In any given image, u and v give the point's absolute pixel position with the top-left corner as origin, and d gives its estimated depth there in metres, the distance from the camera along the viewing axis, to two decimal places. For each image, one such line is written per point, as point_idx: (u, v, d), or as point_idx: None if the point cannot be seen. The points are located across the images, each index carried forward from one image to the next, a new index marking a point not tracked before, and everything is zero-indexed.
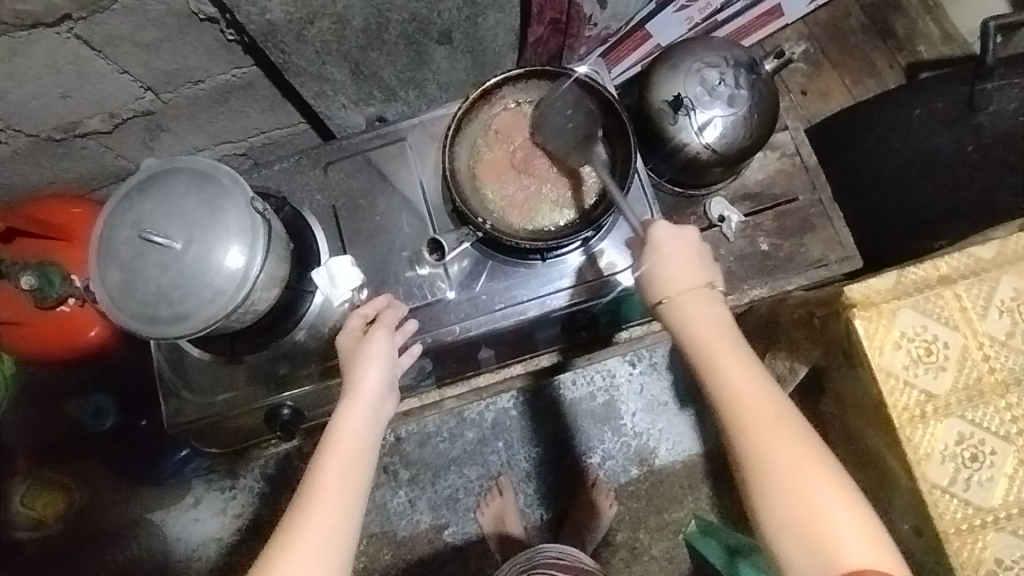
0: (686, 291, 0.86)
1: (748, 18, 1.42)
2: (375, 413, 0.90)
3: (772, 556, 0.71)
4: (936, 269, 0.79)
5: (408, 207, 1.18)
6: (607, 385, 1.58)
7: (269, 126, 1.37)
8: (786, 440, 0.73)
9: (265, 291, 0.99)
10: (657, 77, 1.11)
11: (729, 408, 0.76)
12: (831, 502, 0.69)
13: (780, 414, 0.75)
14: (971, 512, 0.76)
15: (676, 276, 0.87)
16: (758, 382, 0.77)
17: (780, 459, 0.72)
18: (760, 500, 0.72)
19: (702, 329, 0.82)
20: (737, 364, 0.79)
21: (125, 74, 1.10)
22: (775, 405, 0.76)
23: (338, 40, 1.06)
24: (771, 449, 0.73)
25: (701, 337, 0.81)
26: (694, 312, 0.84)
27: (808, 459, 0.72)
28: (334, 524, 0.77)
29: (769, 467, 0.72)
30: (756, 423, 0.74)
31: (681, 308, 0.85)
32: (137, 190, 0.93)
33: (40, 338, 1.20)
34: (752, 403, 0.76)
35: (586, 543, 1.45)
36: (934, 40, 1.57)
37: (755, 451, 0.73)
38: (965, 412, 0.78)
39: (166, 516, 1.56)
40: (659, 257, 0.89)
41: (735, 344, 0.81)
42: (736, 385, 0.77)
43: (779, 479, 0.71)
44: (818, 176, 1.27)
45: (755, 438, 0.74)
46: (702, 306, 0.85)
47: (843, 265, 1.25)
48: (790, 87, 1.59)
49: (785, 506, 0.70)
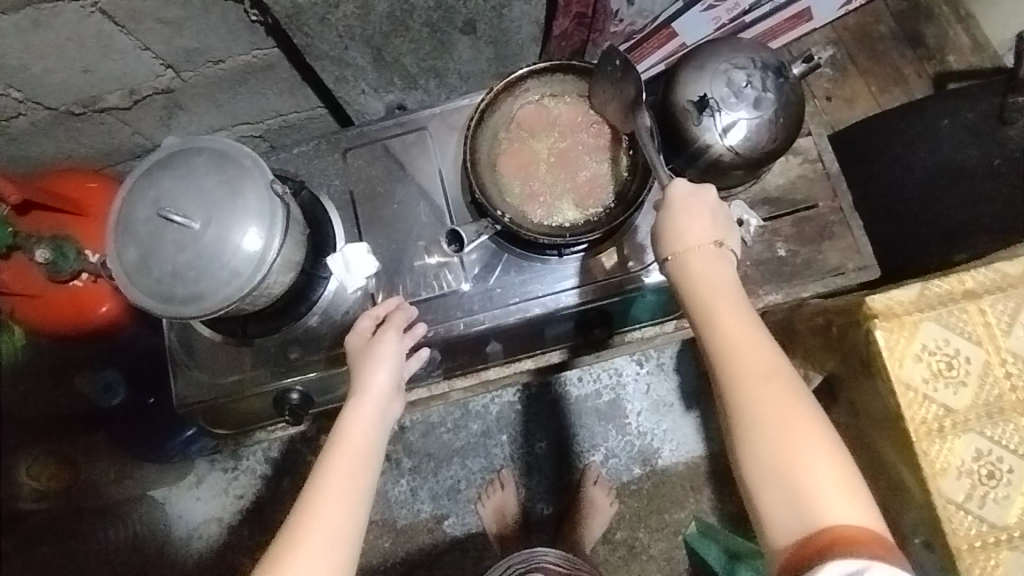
0: (690, 244, 0.84)
1: (777, 20, 1.40)
2: (383, 412, 0.91)
3: (752, 509, 0.71)
4: (961, 283, 0.78)
5: (426, 197, 1.18)
6: (613, 384, 1.58)
7: (287, 109, 1.36)
8: (776, 394, 0.72)
9: (280, 274, 0.98)
10: (684, 75, 1.11)
11: (723, 359, 0.76)
12: (815, 460, 0.69)
13: (775, 370, 0.74)
14: (986, 529, 0.76)
15: (685, 229, 0.85)
16: (755, 337, 0.76)
17: (769, 413, 0.72)
18: (743, 451, 0.72)
19: (704, 282, 0.82)
20: (736, 318, 0.78)
21: (147, 51, 1.10)
22: (772, 359, 0.75)
23: (362, 25, 1.05)
24: (761, 403, 0.72)
25: (702, 290, 0.81)
26: (697, 264, 0.83)
27: (798, 415, 0.71)
28: (338, 522, 0.77)
29: (756, 420, 0.72)
30: (748, 375, 0.74)
31: (686, 264, 0.84)
32: (158, 167, 0.93)
33: (52, 312, 1.20)
34: (746, 355, 0.75)
35: (580, 523, 1.47)
36: (964, 51, 1.55)
37: (745, 404, 0.73)
38: (984, 428, 0.77)
39: (168, 494, 1.56)
40: (667, 213, 0.87)
41: (737, 298, 0.80)
42: (733, 337, 0.77)
43: (764, 432, 0.71)
44: (839, 183, 1.25)
45: (747, 391, 0.73)
46: (708, 258, 0.84)
47: (860, 275, 1.24)
48: (815, 93, 1.57)
49: (767, 459, 0.70)
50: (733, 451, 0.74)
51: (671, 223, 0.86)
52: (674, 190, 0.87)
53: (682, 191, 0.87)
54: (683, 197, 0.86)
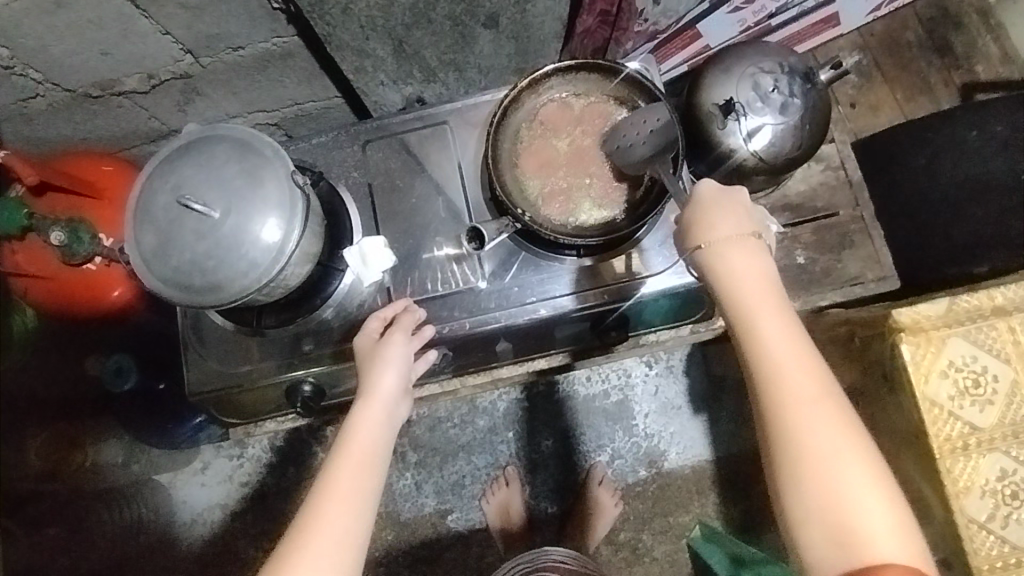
0: (729, 245, 0.79)
1: (804, 24, 1.39)
2: (390, 415, 0.90)
3: (792, 534, 0.70)
4: (990, 300, 0.78)
5: (443, 193, 1.17)
6: (622, 385, 1.57)
7: (304, 98, 1.35)
8: (826, 422, 0.70)
9: (297, 266, 0.98)
10: (710, 78, 1.10)
11: (770, 381, 0.72)
12: (865, 495, 0.67)
13: (822, 393, 0.71)
14: (1007, 550, 0.76)
15: (721, 230, 0.79)
16: (801, 353, 0.73)
17: (819, 442, 0.69)
18: (787, 473, 0.70)
19: (747, 291, 0.77)
20: (783, 334, 0.74)
21: (167, 36, 1.09)
22: (820, 382, 0.72)
23: (385, 16, 1.04)
24: (811, 431, 0.70)
25: (746, 297, 0.76)
26: (737, 269, 0.78)
27: (848, 446, 0.69)
28: (344, 526, 0.77)
29: (804, 448, 0.70)
30: (798, 400, 0.71)
31: (726, 265, 0.78)
32: (178, 154, 0.92)
33: (66, 295, 1.21)
34: (796, 378, 0.72)
35: (586, 536, 1.47)
36: (992, 61, 1.54)
37: (791, 427, 0.70)
38: (1009, 448, 0.77)
39: (172, 479, 1.56)
40: (708, 210, 0.81)
41: (781, 308, 0.76)
42: (778, 356, 0.73)
43: (813, 460, 0.69)
44: (861, 191, 1.24)
45: (793, 415, 0.71)
46: (746, 263, 0.78)
47: (879, 285, 1.25)
48: (839, 99, 1.55)
49: (815, 488, 0.68)
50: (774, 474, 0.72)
51: (709, 221, 0.80)
52: (700, 188, 0.83)
53: (709, 189, 0.82)
54: (715, 196, 0.82)
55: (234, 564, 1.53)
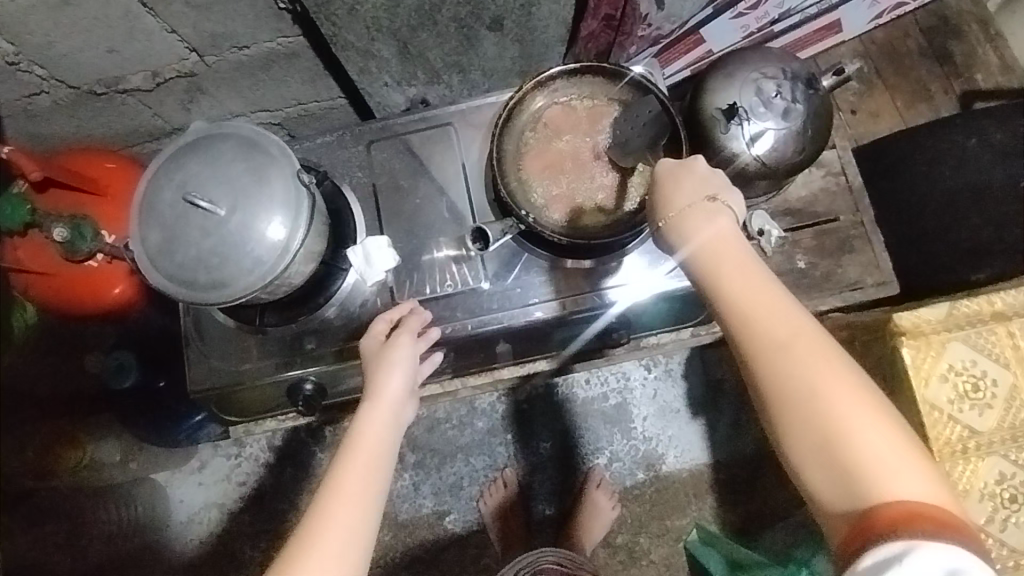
0: (684, 207, 0.75)
1: (805, 31, 1.40)
2: (398, 416, 0.90)
3: (807, 493, 0.65)
4: (990, 305, 0.79)
5: (446, 195, 1.17)
6: (620, 388, 1.58)
7: (307, 98, 1.35)
8: (808, 367, 0.64)
9: (301, 265, 0.98)
10: (713, 83, 1.11)
11: (746, 334, 0.67)
12: (866, 434, 0.62)
13: (797, 337, 0.66)
14: (1005, 553, 0.77)
15: (675, 195, 0.77)
16: (770, 300, 0.68)
17: (805, 391, 0.64)
18: (782, 431, 0.65)
19: (709, 246, 0.72)
20: (751, 283, 0.70)
21: (173, 34, 1.09)
22: (797, 323, 0.67)
23: (390, 17, 1.04)
24: (793, 380, 0.65)
25: (704, 256, 0.72)
26: (695, 225, 0.74)
27: (840, 383, 0.64)
28: (352, 526, 0.77)
29: (795, 397, 0.64)
30: (773, 350, 0.66)
31: (679, 227, 0.75)
32: (185, 151, 0.93)
33: (67, 291, 1.21)
34: (767, 327, 0.67)
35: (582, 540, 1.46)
36: (992, 70, 1.56)
37: (774, 381, 0.65)
38: (1008, 452, 0.78)
39: (169, 478, 1.56)
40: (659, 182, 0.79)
41: (747, 257, 0.72)
42: (750, 307, 0.68)
43: (802, 411, 0.64)
44: (862, 198, 1.25)
45: (773, 366, 0.66)
46: (705, 218, 0.74)
47: (878, 290, 1.24)
48: (840, 106, 1.56)
49: (811, 439, 0.63)
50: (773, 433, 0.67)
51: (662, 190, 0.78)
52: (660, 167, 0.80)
53: (667, 167, 0.80)
54: (669, 166, 0.80)
55: (230, 563, 1.53)
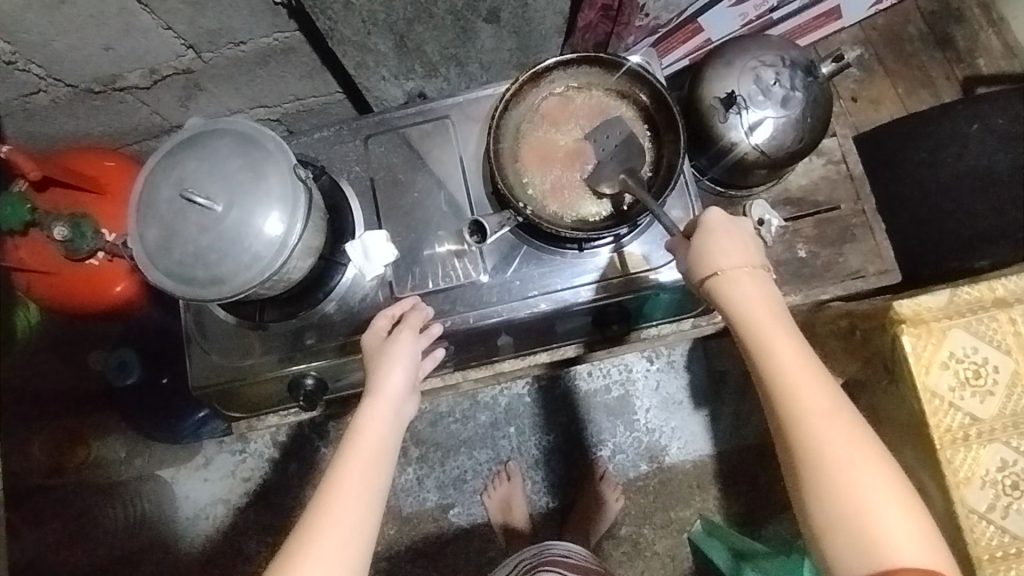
0: (736, 269, 0.82)
1: (805, 18, 1.39)
2: (398, 412, 0.90)
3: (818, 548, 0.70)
4: (991, 291, 0.79)
5: (444, 188, 1.17)
6: (623, 380, 1.57)
7: (305, 93, 1.35)
8: (840, 435, 0.71)
9: (300, 260, 0.98)
10: (711, 72, 1.10)
11: (786, 397, 0.73)
12: (886, 506, 0.67)
13: (834, 407, 0.72)
14: (1007, 540, 0.76)
15: (727, 256, 0.83)
16: (813, 370, 0.75)
17: (837, 456, 0.70)
18: (808, 490, 0.71)
19: (758, 312, 0.79)
20: (795, 353, 0.76)
21: (169, 31, 1.09)
22: (834, 396, 0.73)
23: (386, 11, 1.03)
24: (827, 445, 0.70)
25: (753, 316, 0.79)
26: (745, 290, 0.81)
27: (867, 454, 0.70)
28: (350, 521, 0.77)
29: (825, 460, 0.70)
30: (811, 414, 0.72)
31: (731, 287, 0.81)
32: (181, 147, 0.93)
33: (69, 289, 1.21)
34: (808, 393, 0.73)
35: (589, 536, 1.47)
36: (994, 55, 1.54)
37: (807, 442, 0.71)
38: (1010, 439, 0.78)
39: (175, 474, 1.57)
40: (709, 235, 0.85)
41: (792, 329, 0.79)
42: (792, 372, 0.74)
43: (828, 471, 0.70)
44: (862, 186, 1.28)
45: (809, 427, 0.72)
46: (753, 285, 0.82)
47: (879, 278, 1.26)
48: (841, 93, 1.55)
49: (835, 500, 0.69)
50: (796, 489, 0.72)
51: (713, 250, 0.84)
52: (709, 217, 0.86)
53: (716, 219, 0.86)
54: (721, 225, 0.85)
55: (236, 560, 1.54)
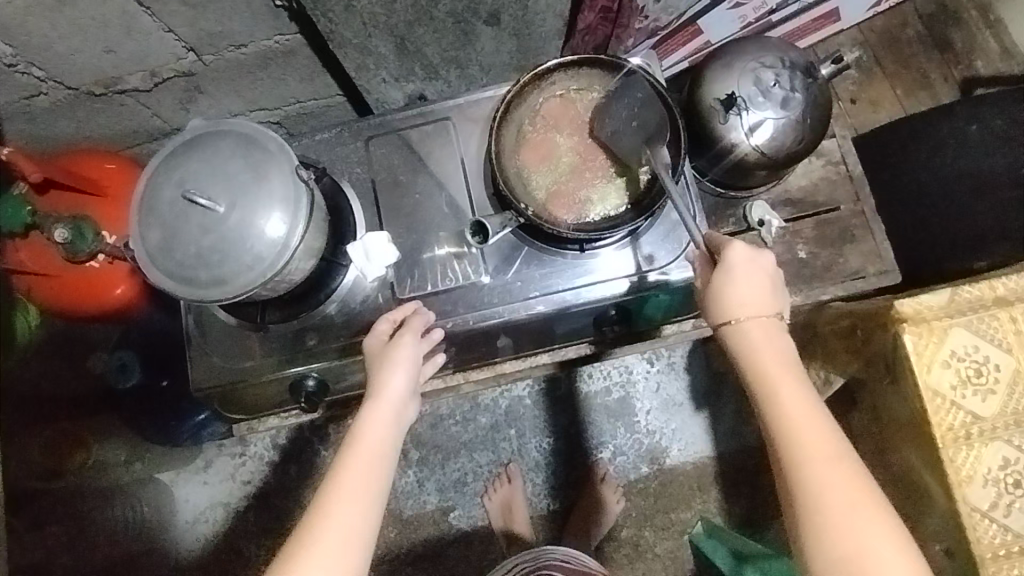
0: (752, 317, 0.83)
1: (803, 20, 1.39)
2: (398, 417, 0.90)
3: None
4: (992, 290, 0.79)
5: (446, 190, 1.17)
6: (623, 381, 1.57)
7: (306, 95, 1.35)
8: (841, 479, 0.71)
9: (301, 261, 0.99)
10: (711, 73, 1.10)
11: (790, 438, 0.75)
12: (884, 550, 0.68)
13: (837, 454, 0.73)
14: (1010, 538, 0.76)
15: (745, 302, 0.83)
16: (819, 419, 0.76)
17: (836, 499, 0.70)
18: (807, 530, 0.71)
19: (768, 358, 0.80)
20: (801, 399, 0.77)
21: (170, 33, 1.09)
22: (838, 443, 0.74)
23: (387, 13, 1.03)
24: (828, 489, 0.71)
25: (762, 362, 0.80)
26: (759, 339, 0.82)
27: (868, 502, 0.70)
28: (353, 522, 0.77)
29: (824, 503, 0.71)
30: (813, 458, 0.73)
31: (745, 334, 0.82)
32: (182, 148, 0.93)
33: (68, 292, 1.21)
34: (812, 439, 0.74)
35: (592, 539, 1.47)
36: (991, 57, 1.55)
37: (808, 484, 0.72)
38: (1011, 437, 0.78)
39: (174, 477, 1.59)
40: (726, 279, 0.84)
41: (801, 377, 0.79)
42: (797, 417, 0.76)
43: (828, 513, 0.70)
44: (862, 187, 1.28)
45: (808, 469, 0.72)
46: (767, 333, 0.83)
47: (879, 279, 1.27)
48: (839, 95, 1.56)
49: (833, 541, 0.69)
50: (795, 529, 0.73)
51: (729, 294, 0.84)
52: (732, 256, 0.84)
53: (740, 256, 0.84)
54: (742, 266, 0.84)
55: (237, 564, 1.55)
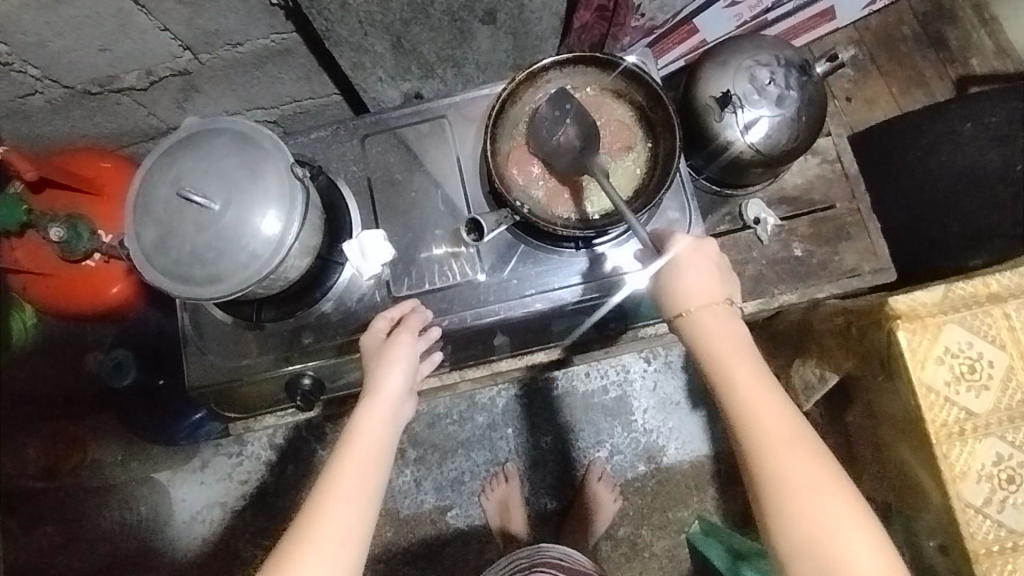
0: (703, 306, 0.86)
1: (799, 19, 1.40)
2: (393, 415, 0.90)
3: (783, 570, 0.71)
4: (985, 286, 0.80)
5: (442, 188, 1.17)
6: (620, 380, 1.58)
7: (302, 94, 1.35)
8: (800, 459, 0.73)
9: (298, 259, 0.99)
10: (706, 71, 1.11)
11: (748, 426, 0.76)
12: (846, 526, 0.69)
13: (794, 434, 0.75)
14: (1003, 533, 0.77)
15: (696, 291, 0.87)
16: (773, 401, 0.78)
17: (799, 480, 0.72)
18: (772, 513, 0.72)
19: (722, 343, 0.83)
20: (755, 383, 0.80)
21: (166, 32, 1.09)
22: (794, 424, 0.76)
23: (383, 11, 1.03)
24: (790, 470, 0.73)
25: (717, 349, 0.83)
26: (712, 326, 0.85)
27: (829, 480, 0.72)
28: (347, 521, 0.77)
29: (785, 484, 0.72)
30: (772, 440, 0.75)
31: (700, 323, 0.86)
32: (177, 147, 0.93)
33: (64, 291, 1.21)
34: (770, 422, 0.76)
35: (589, 538, 1.46)
36: (987, 55, 1.55)
37: (771, 467, 0.74)
38: (1006, 433, 0.78)
39: (172, 477, 1.59)
40: (674, 271, 0.89)
41: (753, 360, 0.82)
42: (755, 405, 0.78)
43: (792, 494, 0.72)
44: (858, 185, 1.31)
45: (770, 451, 0.74)
46: (720, 320, 0.86)
47: (875, 277, 1.29)
48: (836, 93, 1.56)
49: (799, 522, 0.70)
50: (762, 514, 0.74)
51: (681, 286, 0.88)
52: (676, 249, 0.90)
53: (684, 247, 0.90)
54: (689, 257, 0.89)
55: (233, 564, 1.55)
